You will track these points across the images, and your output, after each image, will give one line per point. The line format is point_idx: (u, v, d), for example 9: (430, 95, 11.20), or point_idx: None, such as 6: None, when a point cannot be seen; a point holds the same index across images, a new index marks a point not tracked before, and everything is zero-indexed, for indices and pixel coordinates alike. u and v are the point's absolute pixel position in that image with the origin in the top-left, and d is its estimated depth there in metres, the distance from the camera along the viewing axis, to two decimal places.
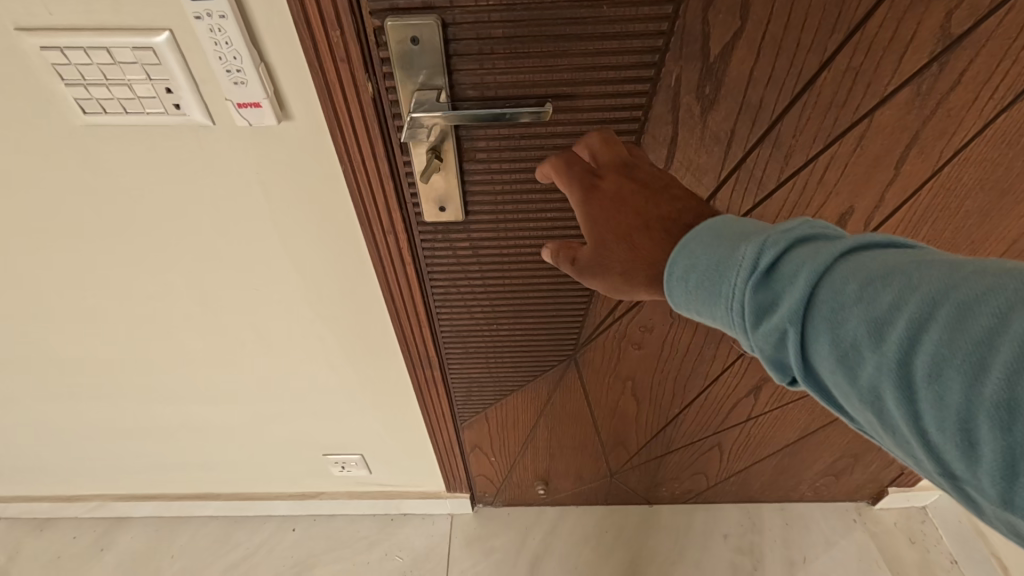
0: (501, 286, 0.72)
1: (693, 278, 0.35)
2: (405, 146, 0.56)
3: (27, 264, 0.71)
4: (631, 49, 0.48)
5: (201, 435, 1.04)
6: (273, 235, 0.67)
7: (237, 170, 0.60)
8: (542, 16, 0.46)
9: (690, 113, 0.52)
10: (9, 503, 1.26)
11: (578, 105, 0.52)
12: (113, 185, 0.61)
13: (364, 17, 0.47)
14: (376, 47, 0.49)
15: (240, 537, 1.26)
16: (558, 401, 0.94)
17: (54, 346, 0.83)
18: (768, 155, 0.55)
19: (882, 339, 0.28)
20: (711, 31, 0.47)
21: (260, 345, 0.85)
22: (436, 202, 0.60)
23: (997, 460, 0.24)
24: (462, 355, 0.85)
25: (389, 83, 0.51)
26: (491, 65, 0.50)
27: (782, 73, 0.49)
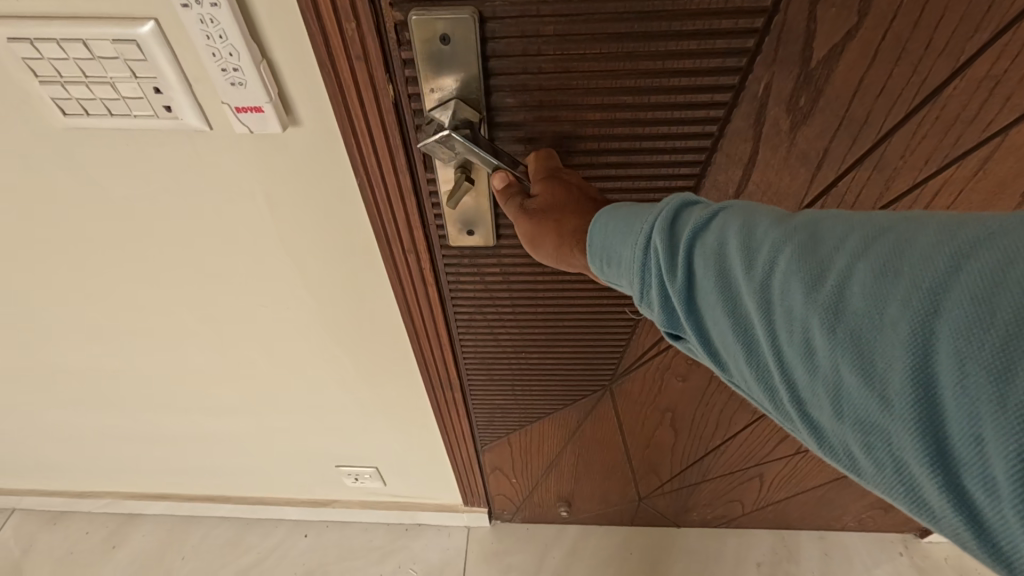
0: (532, 315, 0.65)
1: (614, 221, 0.36)
2: (429, 162, 0.48)
3: (20, 271, 0.65)
4: (712, 51, 0.42)
5: (211, 444, 1.00)
6: (281, 248, 0.61)
7: (240, 181, 0.53)
8: (604, 9, 0.40)
9: (776, 128, 0.47)
10: (21, 497, 1.24)
11: (639, 116, 0.46)
12: (103, 193, 0.55)
13: (383, 8, 0.39)
14: (398, 46, 0.41)
15: (251, 540, 1.23)
16: (588, 427, 0.87)
17: (55, 352, 0.79)
18: (866, 177, 0.51)
19: (743, 259, 0.28)
20: (816, 29, 0.41)
21: (269, 359, 0.79)
22: (461, 224, 0.53)
23: (829, 368, 0.25)
24: (484, 380, 0.78)
25: (412, 88, 0.43)
26: (538, 68, 0.43)
27: (901, 83, 0.43)
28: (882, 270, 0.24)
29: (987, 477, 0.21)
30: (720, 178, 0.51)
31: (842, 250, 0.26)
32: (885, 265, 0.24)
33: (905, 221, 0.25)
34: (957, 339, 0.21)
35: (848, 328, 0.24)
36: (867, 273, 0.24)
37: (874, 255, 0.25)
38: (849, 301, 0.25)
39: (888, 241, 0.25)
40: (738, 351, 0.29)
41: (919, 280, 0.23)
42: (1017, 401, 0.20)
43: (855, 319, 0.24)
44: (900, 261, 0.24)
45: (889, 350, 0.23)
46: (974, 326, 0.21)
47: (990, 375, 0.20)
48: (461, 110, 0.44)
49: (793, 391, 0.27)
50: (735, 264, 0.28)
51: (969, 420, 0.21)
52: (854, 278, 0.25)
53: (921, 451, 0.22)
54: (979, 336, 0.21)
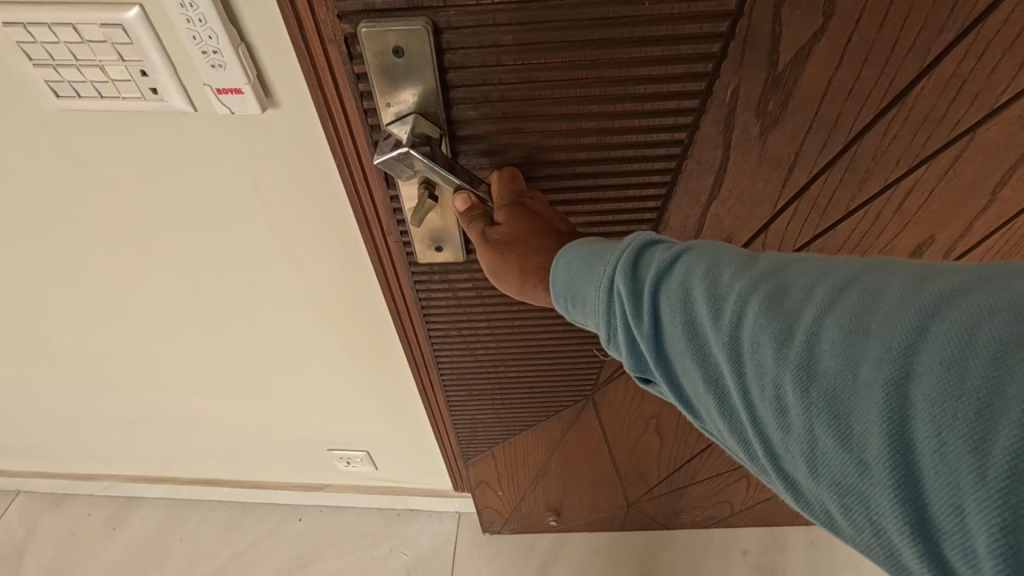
0: (506, 332, 0.70)
1: (577, 260, 0.38)
2: (391, 180, 0.52)
3: (20, 253, 0.68)
4: (680, 57, 0.45)
5: (208, 429, 1.03)
6: (267, 231, 0.63)
7: (225, 163, 0.55)
8: (565, 16, 0.42)
9: (746, 132, 0.51)
10: (25, 479, 1.27)
11: (608, 123, 0.50)
12: (97, 175, 0.57)
13: (332, 21, 0.42)
14: (350, 60, 0.44)
15: (247, 524, 1.25)
16: (572, 436, 0.93)
17: (57, 333, 0.81)
18: (838, 179, 0.57)
19: (714, 311, 0.30)
20: (781, 32, 0.44)
21: (260, 341, 0.82)
22: (430, 241, 0.57)
23: (804, 425, 0.27)
24: (466, 396, 0.83)
25: (367, 104, 0.46)
26: (500, 78, 0.45)
27: (869, 86, 0.48)
28: (849, 330, 0.26)
29: (967, 543, 0.22)
30: (693, 184, 0.56)
31: (810, 306, 0.27)
32: (852, 325, 0.26)
33: (868, 274, 0.27)
34: (931, 406, 0.23)
35: (823, 389, 0.26)
36: (835, 333, 0.26)
37: (840, 315, 0.26)
38: (821, 360, 0.26)
39: (853, 299, 0.26)
40: (713, 401, 0.31)
41: (886, 343, 0.24)
42: (995, 473, 0.21)
43: (826, 379, 0.26)
44: (866, 322, 0.25)
45: (865, 412, 0.25)
46: (947, 394, 0.23)
47: (967, 446, 0.22)
48: (417, 123, 0.46)
49: (771, 445, 0.29)
50: (706, 317, 0.30)
51: (948, 489, 0.22)
52: (823, 337, 0.26)
53: (902, 516, 0.24)
54: (951, 405, 0.22)
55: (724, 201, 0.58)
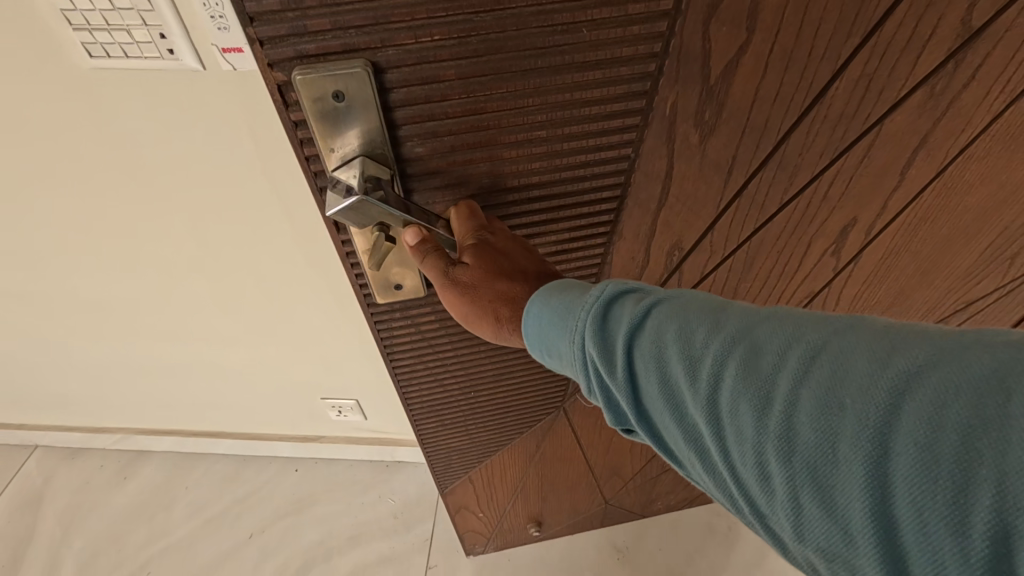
0: (471, 359, 0.76)
1: (550, 315, 0.41)
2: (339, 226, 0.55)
3: (49, 200, 0.77)
4: (620, 77, 0.51)
5: (214, 377, 1.13)
6: (264, 181, 0.74)
7: (227, 117, 0.65)
8: (504, 50, 0.47)
9: (686, 141, 0.58)
10: (43, 434, 1.36)
11: (555, 144, 0.55)
12: (119, 126, 0.67)
13: (266, 71, 0.45)
14: (288, 107, 0.47)
15: (248, 474, 1.34)
16: (546, 446, 1.01)
17: (80, 278, 0.91)
18: (771, 176, 0.63)
19: (690, 373, 0.31)
20: (711, 47, 0.50)
21: (260, 288, 0.92)
22: (389, 284, 0.61)
23: (786, 493, 0.28)
24: (440, 427, 0.88)
25: (309, 148, 0.50)
26: (445, 112, 0.50)
27: (791, 88, 0.54)
28: (825, 401, 0.27)
29: None
30: (642, 195, 0.64)
31: (784, 372, 0.28)
32: (828, 397, 0.27)
33: (838, 340, 0.28)
34: (907, 481, 0.24)
35: (803, 459, 0.27)
36: (812, 405, 0.27)
37: (815, 386, 0.27)
38: (798, 430, 0.27)
39: (825, 367, 0.27)
40: (694, 456, 0.32)
41: (862, 419, 0.25)
42: (977, 553, 0.22)
43: (805, 450, 0.27)
44: (841, 396, 0.26)
45: (846, 483, 0.26)
46: (924, 471, 0.24)
47: (947, 523, 0.23)
48: (364, 165, 0.50)
49: (754, 506, 0.30)
50: (683, 379, 0.31)
51: (930, 565, 0.24)
52: (801, 406, 0.27)
53: None
54: (929, 483, 0.23)
55: (671, 207, 0.65)
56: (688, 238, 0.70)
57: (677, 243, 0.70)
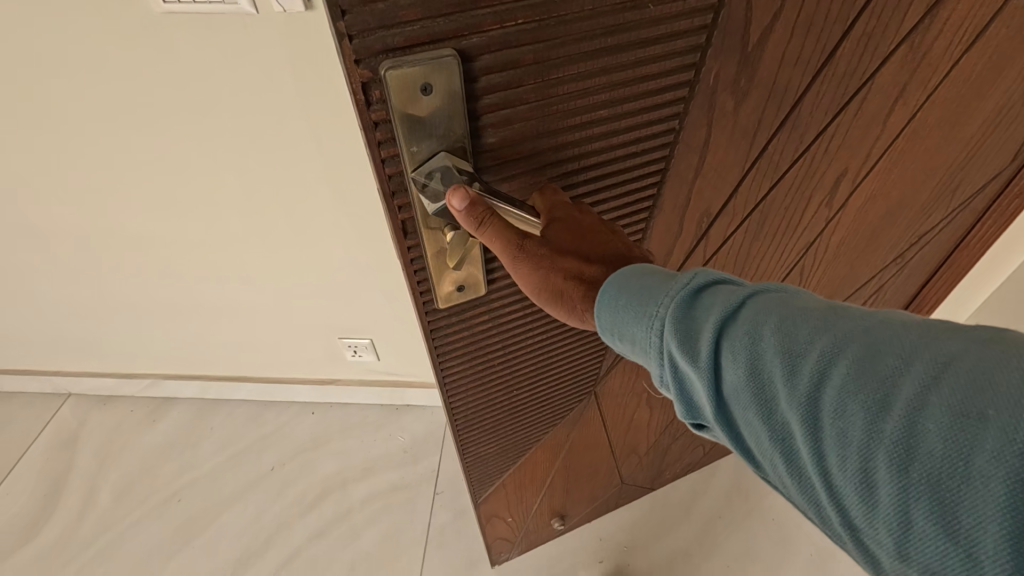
0: (522, 353, 0.72)
1: (627, 299, 0.39)
2: (407, 229, 0.49)
3: (113, 133, 0.89)
4: (675, 50, 0.47)
5: (242, 317, 1.24)
6: (301, 120, 0.86)
7: (273, 53, 0.78)
8: (577, 28, 0.41)
9: (723, 109, 0.54)
10: (78, 380, 1.46)
11: (615, 124, 0.50)
12: (180, 65, 0.80)
13: (349, 67, 0.38)
14: (370, 107, 0.40)
15: (268, 417, 1.45)
16: (575, 437, 0.98)
17: (130, 212, 1.03)
18: (788, 134, 0.61)
19: (792, 370, 0.30)
20: (752, 15, 0.47)
21: (290, 226, 1.03)
22: (453, 284, 0.55)
23: (892, 502, 0.26)
24: (483, 435, 0.83)
25: (389, 151, 0.43)
26: (520, 98, 0.44)
27: (806, 54, 0.52)
28: (960, 413, 0.25)
29: None
30: (682, 167, 0.59)
31: (906, 377, 0.27)
32: (962, 407, 0.25)
33: (976, 350, 0.26)
34: None
35: (919, 468, 0.25)
36: (939, 413, 0.25)
37: (945, 393, 0.25)
38: (919, 439, 0.26)
39: (956, 375, 0.25)
40: (782, 458, 0.31)
41: (1004, 431, 0.23)
42: None
43: (923, 459, 0.25)
44: (980, 405, 0.24)
45: (972, 499, 0.24)
46: None
47: None
48: (453, 159, 0.44)
49: (846, 516, 0.28)
50: (784, 377, 0.30)
51: None
52: (923, 413, 0.26)
53: None
54: None
55: (705, 176, 0.61)
56: (717, 205, 0.66)
57: (707, 211, 0.66)
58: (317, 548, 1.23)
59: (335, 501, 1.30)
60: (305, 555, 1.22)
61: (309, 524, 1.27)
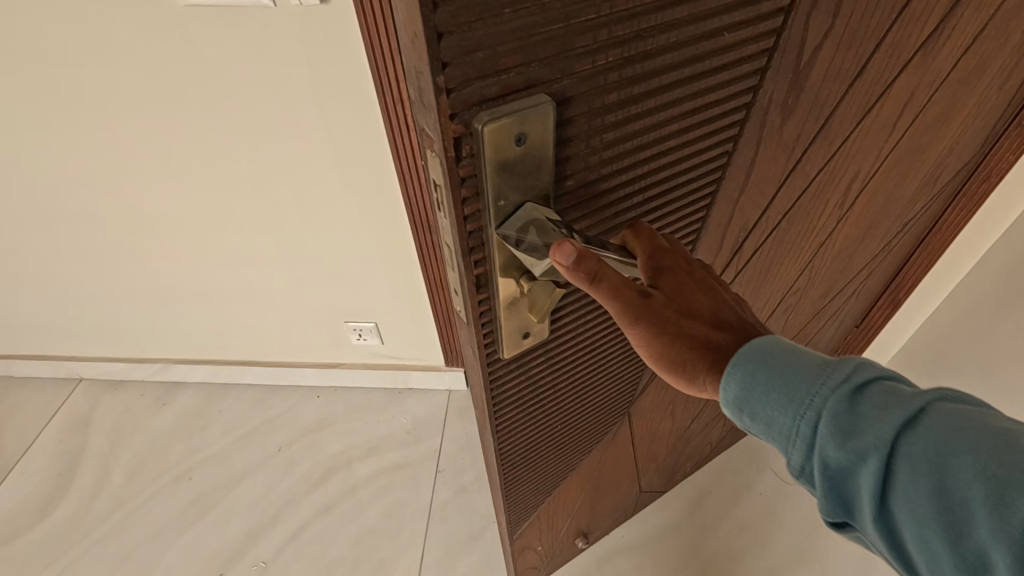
0: (576, 384, 0.67)
1: (773, 378, 0.37)
2: (481, 285, 0.41)
3: (136, 119, 0.95)
4: (742, 75, 0.43)
5: (252, 301, 1.29)
6: (312, 108, 0.91)
7: (288, 44, 0.84)
8: (659, 62, 0.36)
9: (771, 127, 0.51)
10: (90, 364, 1.51)
11: (681, 153, 0.45)
12: (200, 54, 0.86)
13: (442, 120, 0.30)
14: (458, 163, 0.32)
15: (275, 400, 1.50)
16: (604, 457, 0.95)
17: (147, 197, 1.08)
18: (823, 143, 0.57)
19: (990, 495, 0.27)
20: (806, 36, 0.44)
21: (300, 211, 1.08)
22: (520, 334, 0.48)
23: None
24: (526, 471, 0.77)
25: (472, 208, 0.35)
26: (601, 141, 0.38)
27: (846, 66, 0.49)
28: None
29: None
30: (730, 185, 0.55)
31: None
32: None
33: None
34: None
35: None
36: None
37: None
38: None
39: None
40: None
41: None
42: None
43: None
44: None
45: None
46: None
47: None
48: (538, 210, 0.37)
49: None
50: (981, 500, 0.27)
51: None
52: None
53: None
54: None
55: (747, 191, 0.58)
56: (753, 216, 0.62)
57: (745, 223, 0.63)
58: (323, 523, 1.28)
59: (340, 479, 1.35)
60: (312, 530, 1.27)
61: (314, 501, 1.31)
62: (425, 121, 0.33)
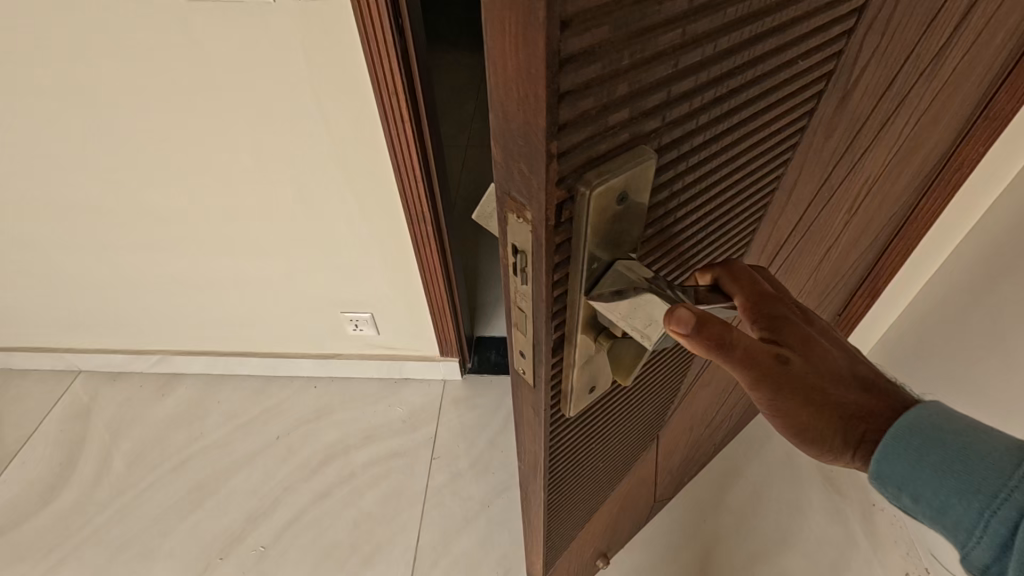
0: (621, 416, 0.63)
1: (942, 461, 0.34)
2: (556, 346, 0.38)
3: (136, 112, 0.98)
4: (802, 102, 0.40)
5: (250, 292, 1.32)
6: (309, 102, 0.95)
7: (287, 39, 0.87)
8: (736, 101, 0.33)
9: (816, 147, 0.49)
10: (90, 356, 1.53)
11: (740, 181, 0.43)
12: (200, 49, 0.89)
13: (549, 187, 0.26)
14: (554, 230, 0.29)
15: (272, 390, 1.53)
16: (632, 480, 0.92)
17: (147, 189, 1.11)
18: (855, 155, 0.56)
19: None
20: (860, 58, 0.42)
21: (297, 202, 1.11)
22: (586, 387, 0.44)
23: None
24: (568, 505, 0.74)
25: (558, 272, 0.32)
26: (677, 186, 0.35)
27: (885, 82, 0.47)
28: None
29: None
30: (776, 205, 0.53)
31: None
32: None
33: None
34: None
35: None
36: None
37: None
38: None
39: None
40: None
41: None
42: None
43: None
44: None
45: None
46: None
47: None
48: (631, 268, 0.33)
49: None
50: None
51: None
52: None
53: None
54: None
55: (783, 209, 0.56)
56: (785, 228, 0.61)
57: (777, 236, 0.62)
58: (322, 508, 1.31)
59: (338, 466, 1.38)
60: (311, 515, 1.30)
61: (313, 487, 1.34)
62: (512, 186, 0.28)
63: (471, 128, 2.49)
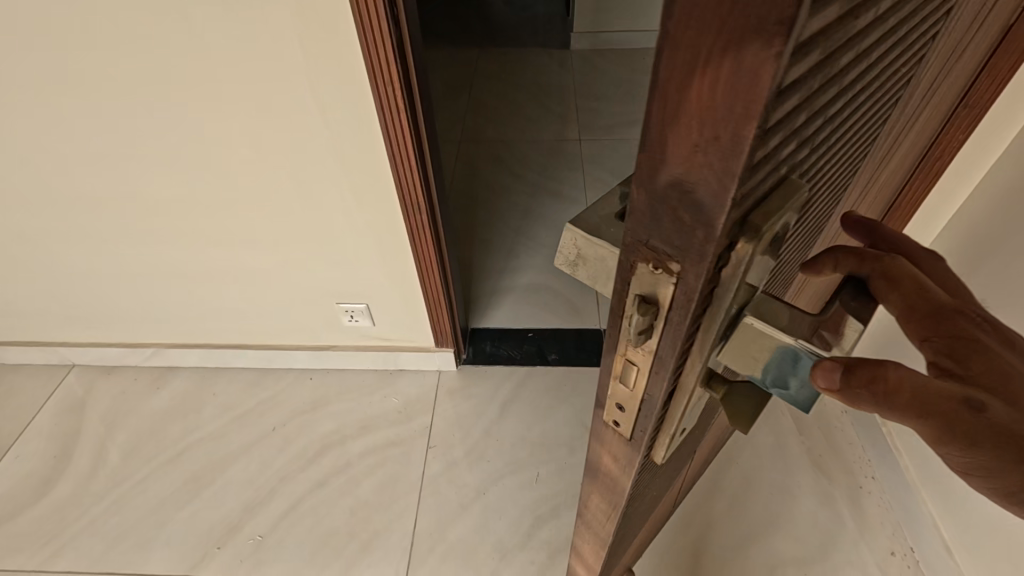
0: (683, 442, 0.61)
1: None
2: (667, 394, 0.36)
3: (132, 102, 0.99)
4: (866, 109, 0.42)
5: (245, 283, 1.32)
6: (306, 91, 0.96)
7: (283, 28, 0.88)
8: (835, 117, 0.34)
9: (862, 148, 0.50)
10: (84, 350, 1.53)
11: (812, 195, 0.43)
12: (197, 38, 0.90)
13: (724, 238, 0.25)
14: (709, 281, 0.27)
15: (268, 382, 1.53)
16: (665, 502, 0.88)
17: (143, 179, 1.11)
18: (879, 154, 0.58)
19: None
20: (910, 57, 0.44)
21: (293, 192, 1.12)
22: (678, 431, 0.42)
23: None
24: (624, 549, 0.69)
25: (694, 324, 0.30)
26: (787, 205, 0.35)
27: (915, 82, 0.50)
28: None
29: None
30: (824, 209, 0.54)
31: None
32: None
33: None
34: None
35: None
36: None
37: None
38: None
39: None
40: None
41: None
42: None
43: None
44: None
45: None
46: None
47: None
48: (767, 311, 0.30)
49: None
50: None
51: None
52: None
53: None
54: None
55: (825, 213, 0.57)
56: (820, 233, 0.62)
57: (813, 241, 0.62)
58: (318, 497, 1.32)
59: (335, 456, 1.39)
60: (307, 503, 1.31)
61: (309, 477, 1.35)
62: (656, 234, 0.27)
63: (463, 124, 2.50)
